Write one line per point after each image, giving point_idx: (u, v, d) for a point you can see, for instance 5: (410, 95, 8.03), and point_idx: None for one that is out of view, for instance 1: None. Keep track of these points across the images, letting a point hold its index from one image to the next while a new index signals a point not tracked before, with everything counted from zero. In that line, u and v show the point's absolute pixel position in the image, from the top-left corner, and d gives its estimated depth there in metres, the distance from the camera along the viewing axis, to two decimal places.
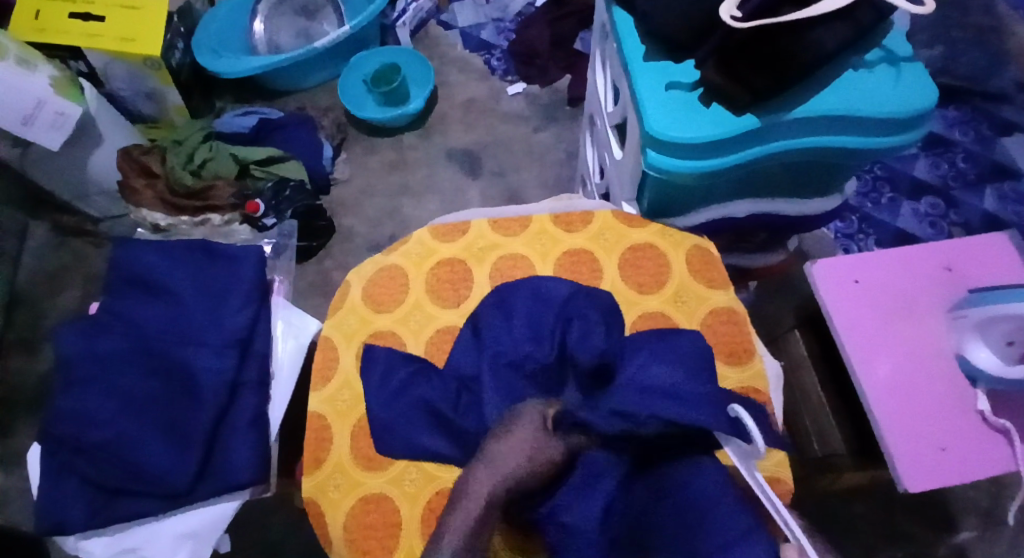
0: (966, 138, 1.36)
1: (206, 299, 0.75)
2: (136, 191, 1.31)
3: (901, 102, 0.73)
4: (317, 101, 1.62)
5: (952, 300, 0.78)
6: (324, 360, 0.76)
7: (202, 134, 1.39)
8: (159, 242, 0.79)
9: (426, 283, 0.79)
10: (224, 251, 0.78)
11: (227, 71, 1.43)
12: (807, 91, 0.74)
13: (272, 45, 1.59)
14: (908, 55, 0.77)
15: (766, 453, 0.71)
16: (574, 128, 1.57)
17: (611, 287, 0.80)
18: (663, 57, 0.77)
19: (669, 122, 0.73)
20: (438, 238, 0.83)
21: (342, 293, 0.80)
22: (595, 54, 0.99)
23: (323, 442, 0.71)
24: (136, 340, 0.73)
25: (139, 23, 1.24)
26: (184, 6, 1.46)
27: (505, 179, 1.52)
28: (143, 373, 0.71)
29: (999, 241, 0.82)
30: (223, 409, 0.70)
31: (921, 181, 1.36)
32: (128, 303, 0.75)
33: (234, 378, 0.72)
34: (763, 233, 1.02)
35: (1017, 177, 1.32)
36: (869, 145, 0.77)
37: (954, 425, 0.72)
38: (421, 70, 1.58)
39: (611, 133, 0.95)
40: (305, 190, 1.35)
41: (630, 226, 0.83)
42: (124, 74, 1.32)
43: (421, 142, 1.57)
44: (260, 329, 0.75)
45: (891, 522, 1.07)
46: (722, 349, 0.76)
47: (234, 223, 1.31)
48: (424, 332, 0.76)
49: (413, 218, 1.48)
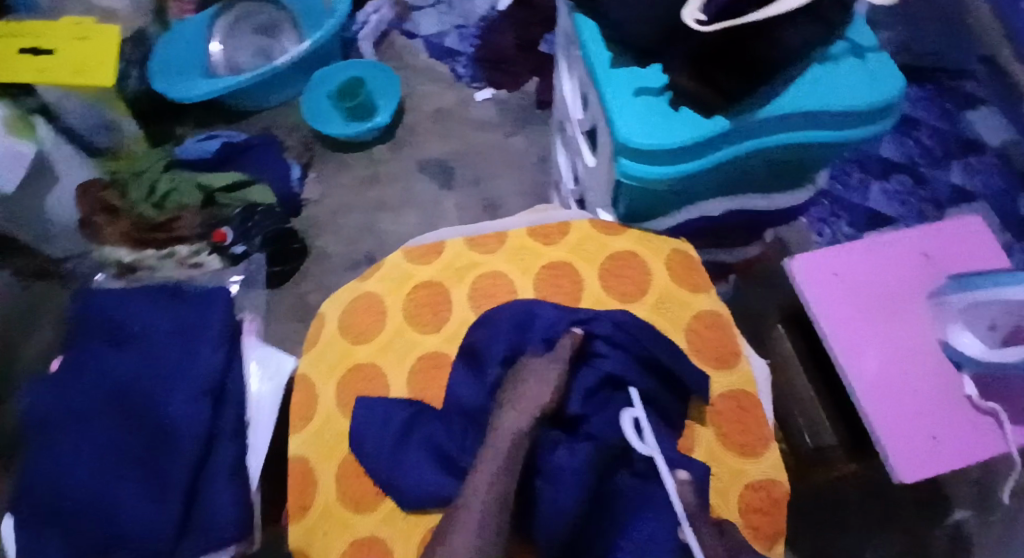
0: (931, 115, 1.37)
1: (176, 346, 0.74)
2: (99, 228, 1.28)
3: (869, 92, 0.73)
4: (281, 120, 1.58)
5: (932, 286, 0.78)
6: (304, 400, 0.74)
7: (162, 163, 1.36)
8: (125, 290, 0.79)
9: (405, 308, 0.77)
10: (193, 294, 0.78)
11: (185, 97, 1.39)
12: (775, 87, 0.73)
13: (231, 66, 1.54)
14: (872, 44, 0.77)
15: (761, 458, 0.70)
16: (544, 131, 1.55)
17: (594, 297, 0.78)
18: (629, 62, 0.76)
19: (639, 129, 0.71)
20: (414, 260, 0.81)
21: (318, 327, 0.79)
22: (561, 60, 0.98)
23: (307, 487, 0.69)
24: (104, 392, 0.71)
25: (91, 54, 1.17)
26: (137, 31, 1.40)
27: (479, 188, 1.50)
28: (112, 426, 0.69)
29: (974, 224, 0.82)
30: (201, 458, 0.68)
31: (889, 160, 1.36)
32: (93, 355, 0.74)
33: (210, 426, 0.70)
34: (740, 230, 1.02)
35: (984, 150, 1.34)
36: (841, 138, 0.76)
37: (943, 413, 0.72)
38: (386, 81, 1.55)
39: (582, 140, 0.94)
40: (274, 214, 1.34)
41: (609, 234, 0.82)
42: (78, 107, 1.27)
43: (392, 155, 1.54)
44: (234, 374, 0.74)
45: (886, 506, 1.08)
46: (710, 353, 0.75)
47: (202, 253, 1.27)
48: (405, 360, 0.74)
49: (389, 234, 1.46)
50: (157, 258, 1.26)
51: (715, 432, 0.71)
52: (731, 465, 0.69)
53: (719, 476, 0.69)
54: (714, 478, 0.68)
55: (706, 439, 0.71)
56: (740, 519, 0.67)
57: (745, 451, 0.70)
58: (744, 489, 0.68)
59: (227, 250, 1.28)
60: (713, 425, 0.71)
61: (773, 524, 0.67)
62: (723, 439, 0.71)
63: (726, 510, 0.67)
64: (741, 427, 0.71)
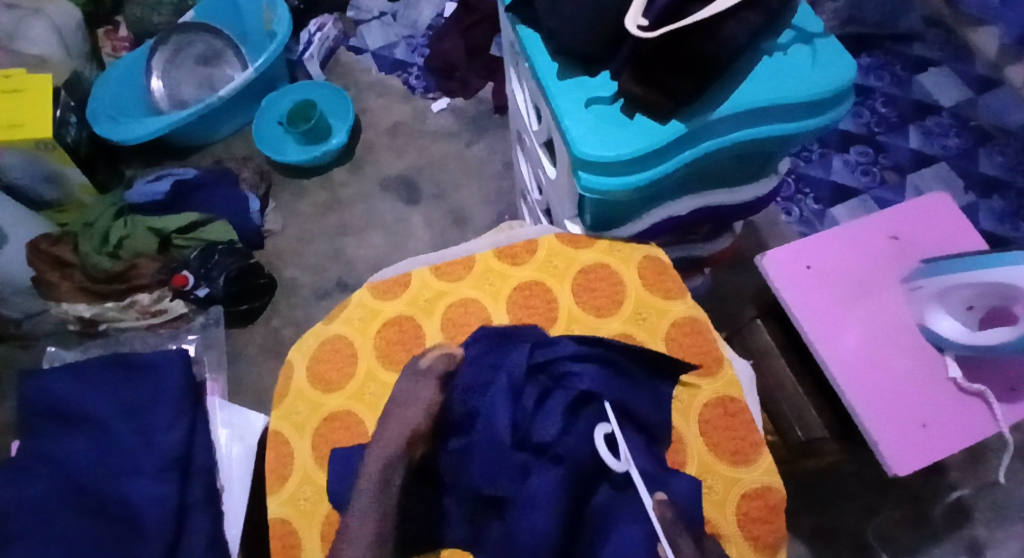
0: (884, 82, 1.38)
1: (134, 421, 0.71)
2: (54, 285, 1.23)
3: (823, 80, 0.72)
4: (232, 151, 1.53)
5: (906, 269, 0.77)
6: (279, 457, 0.71)
7: (114, 210, 1.30)
8: (71, 365, 0.75)
9: (375, 347, 0.75)
10: (145, 362, 0.74)
11: (128, 138, 1.33)
12: (727, 85, 0.72)
13: (175, 100, 1.49)
14: (820, 30, 0.75)
15: (755, 464, 0.69)
16: (504, 136, 1.53)
17: (568, 315, 0.76)
18: (577, 72, 0.74)
19: (596, 141, 0.69)
20: (379, 296, 0.78)
21: (286, 377, 0.75)
22: (509, 69, 0.95)
23: (292, 549, 0.66)
24: (62, 481, 0.67)
25: (26, 107, 1.17)
26: (71, 76, 1.34)
27: (445, 200, 1.47)
28: (76, 517, 0.65)
29: (940, 201, 0.82)
30: (173, 536, 0.65)
31: (848, 132, 1.35)
32: (48, 441, 0.70)
33: (179, 501, 0.67)
34: (709, 225, 1.00)
35: (939, 112, 1.35)
36: (802, 129, 0.75)
37: (929, 398, 0.71)
38: (337, 100, 1.51)
39: (541, 152, 0.92)
40: (235, 251, 1.28)
41: (577, 248, 0.80)
42: (19, 163, 1.22)
43: (352, 176, 1.51)
44: (199, 441, 0.72)
45: (879, 480, 1.08)
46: (691, 360, 0.74)
47: (165, 299, 1.24)
48: (380, 404, 0.72)
49: (358, 257, 1.42)
50: (119, 308, 1.23)
51: (706, 441, 0.70)
52: (725, 474, 0.68)
53: (714, 488, 0.67)
54: (707, 491, 0.67)
55: (696, 450, 0.69)
56: (740, 530, 0.66)
57: (736, 459, 0.69)
58: (739, 499, 0.67)
59: (190, 293, 1.23)
60: (702, 434, 0.70)
61: (773, 533, 0.66)
62: (714, 447, 0.69)
63: (722, 521, 0.66)
64: (730, 434, 0.70)
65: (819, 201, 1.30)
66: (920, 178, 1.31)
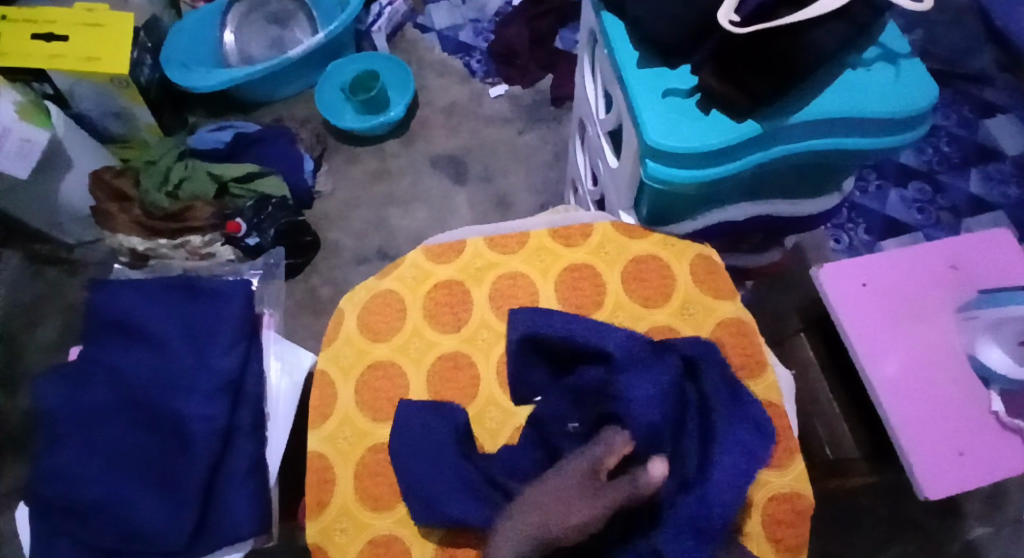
0: (950, 121, 1.36)
1: (192, 341, 0.74)
2: (110, 217, 1.24)
3: (903, 99, 0.72)
4: (293, 112, 1.56)
5: (962, 299, 0.77)
6: (322, 396, 0.74)
7: (177, 152, 1.33)
8: (138, 284, 0.78)
9: (424, 307, 0.77)
10: (209, 289, 0.77)
11: (198, 86, 1.36)
12: (807, 92, 0.72)
13: (244, 55, 1.53)
14: (905, 50, 0.75)
15: (786, 469, 0.69)
16: (558, 129, 1.54)
17: (614, 301, 0.77)
18: (659, 63, 0.74)
19: (668, 130, 0.70)
20: (433, 259, 0.80)
21: (336, 323, 0.78)
22: (582, 58, 0.96)
23: (326, 483, 0.69)
24: (118, 390, 0.72)
25: (105, 42, 1.18)
26: (150, 19, 1.37)
27: (490, 184, 1.48)
28: (128, 425, 0.70)
29: (1002, 236, 0.81)
30: (219, 455, 0.69)
31: (908, 167, 1.33)
32: (112, 350, 0.74)
33: (227, 424, 0.70)
34: (759, 235, 1.00)
35: (1002, 159, 1.32)
36: (874, 146, 0.75)
37: (969, 429, 0.71)
38: (401, 74, 1.53)
39: (604, 141, 0.93)
40: (287, 207, 1.30)
41: (631, 237, 0.81)
42: (91, 94, 1.26)
43: (404, 149, 1.53)
44: (251, 369, 0.74)
45: (901, 512, 1.07)
46: (734, 360, 0.74)
47: (216, 243, 1.24)
48: (423, 360, 0.74)
49: (401, 229, 1.44)
50: (170, 247, 1.24)
51: None
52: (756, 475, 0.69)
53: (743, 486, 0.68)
54: None
55: None
56: (763, 530, 0.66)
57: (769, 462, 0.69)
58: (767, 500, 0.67)
59: (240, 241, 1.24)
60: None
61: (797, 536, 0.66)
62: None
63: (748, 517, 0.67)
64: None
65: (869, 231, 1.29)
66: (975, 223, 1.28)
